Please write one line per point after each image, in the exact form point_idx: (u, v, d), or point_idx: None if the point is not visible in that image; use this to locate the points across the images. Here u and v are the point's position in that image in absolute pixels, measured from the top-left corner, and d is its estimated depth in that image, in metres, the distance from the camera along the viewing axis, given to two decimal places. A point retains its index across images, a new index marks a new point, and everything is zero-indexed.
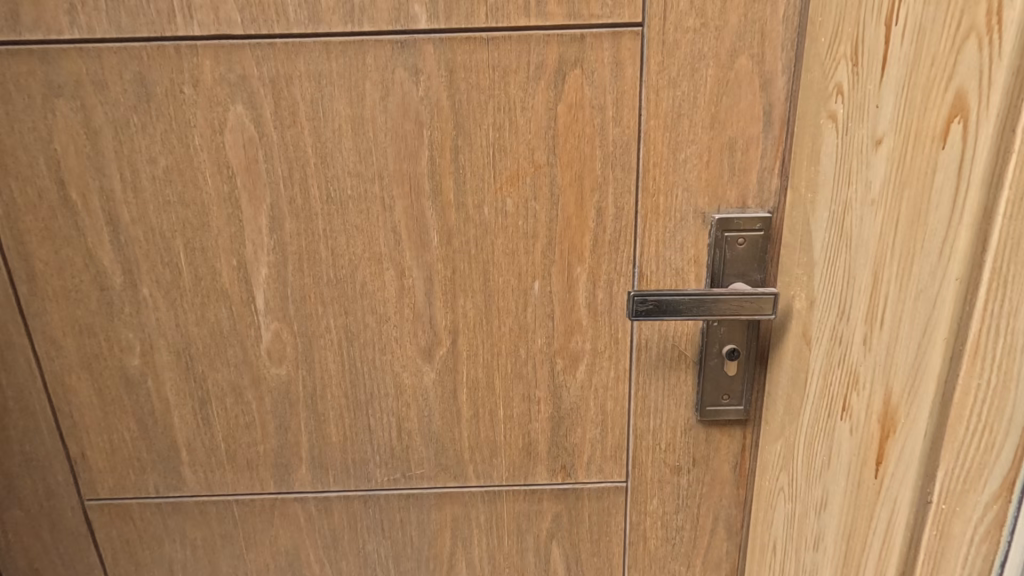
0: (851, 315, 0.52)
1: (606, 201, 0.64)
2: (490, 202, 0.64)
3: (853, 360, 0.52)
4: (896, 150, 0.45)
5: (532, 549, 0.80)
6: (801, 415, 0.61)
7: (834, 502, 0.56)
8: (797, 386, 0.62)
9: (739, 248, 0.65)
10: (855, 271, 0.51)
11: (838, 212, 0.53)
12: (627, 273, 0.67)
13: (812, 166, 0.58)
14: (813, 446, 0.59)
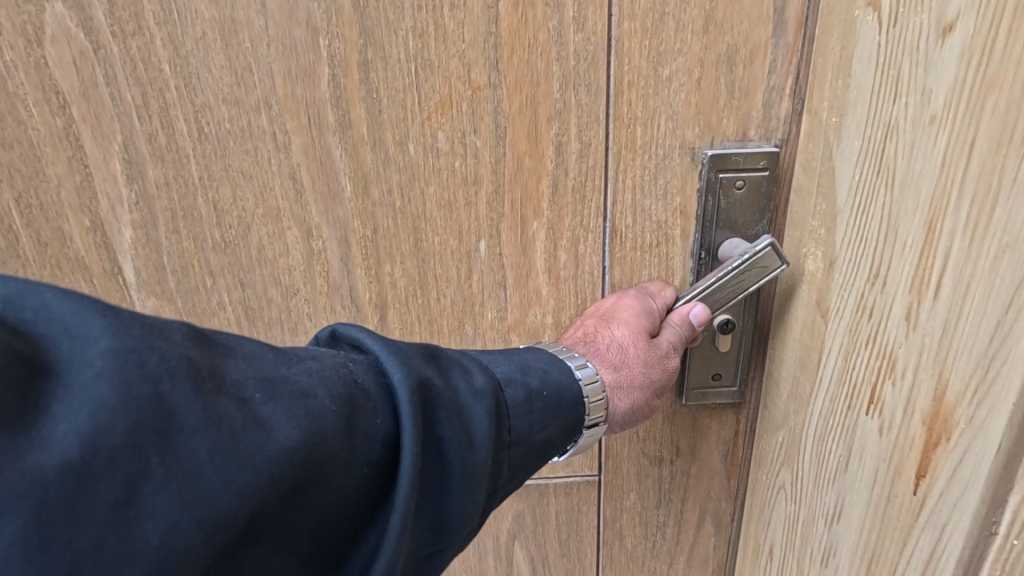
0: (888, 280, 0.39)
1: (568, 134, 0.49)
2: (416, 138, 0.49)
3: (887, 341, 0.39)
4: (982, 33, 0.31)
5: (491, 552, 0.69)
6: (810, 406, 0.49)
7: (851, 516, 0.45)
8: (807, 370, 0.49)
9: (737, 193, 0.51)
10: (897, 220, 0.38)
11: (877, 138, 0.39)
12: (596, 229, 0.53)
13: (840, 79, 0.42)
14: (824, 444, 0.47)
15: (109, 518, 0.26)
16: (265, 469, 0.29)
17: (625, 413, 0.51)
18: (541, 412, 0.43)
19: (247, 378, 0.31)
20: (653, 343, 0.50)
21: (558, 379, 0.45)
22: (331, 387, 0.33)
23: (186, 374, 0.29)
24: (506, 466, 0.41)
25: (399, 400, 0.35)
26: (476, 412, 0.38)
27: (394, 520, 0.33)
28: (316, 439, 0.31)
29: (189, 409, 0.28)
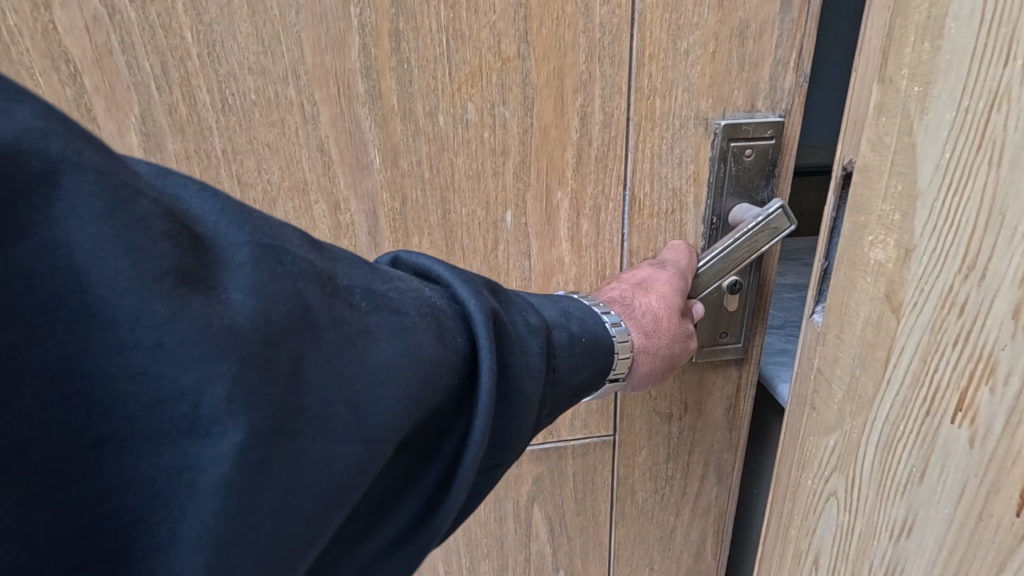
0: (991, 280, 0.30)
1: (592, 105, 0.51)
2: (446, 110, 0.50)
3: (986, 354, 0.31)
4: None
5: (511, 516, 0.72)
6: (862, 427, 0.40)
7: (922, 559, 0.37)
8: (871, 371, 0.38)
9: (746, 161, 0.55)
10: (1005, 203, 0.29)
11: (984, 101, 0.30)
12: (616, 197, 0.56)
13: (926, 42, 0.33)
14: (884, 473, 0.39)
15: (289, 386, 0.29)
16: (374, 373, 0.32)
17: (641, 377, 0.53)
18: (579, 356, 0.46)
19: (354, 286, 0.34)
20: (681, 321, 0.53)
21: (596, 326, 0.48)
22: (421, 305, 0.37)
23: (313, 275, 0.32)
24: (548, 402, 0.44)
25: (474, 327, 0.38)
26: (533, 346, 0.41)
27: (472, 429, 0.37)
28: (413, 346, 0.34)
29: (320, 307, 0.31)
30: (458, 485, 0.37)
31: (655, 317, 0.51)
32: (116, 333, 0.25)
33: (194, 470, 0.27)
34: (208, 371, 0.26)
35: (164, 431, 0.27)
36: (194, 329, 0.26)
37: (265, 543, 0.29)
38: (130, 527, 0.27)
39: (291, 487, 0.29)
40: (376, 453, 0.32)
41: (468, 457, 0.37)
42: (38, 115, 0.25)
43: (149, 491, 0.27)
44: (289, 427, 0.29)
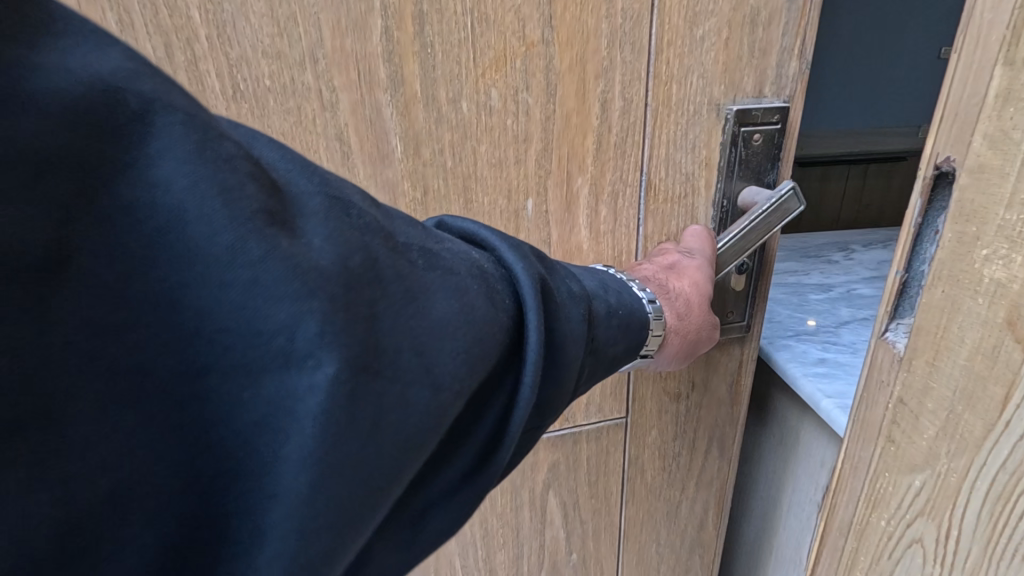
0: None
1: (613, 91, 0.52)
2: (469, 96, 0.48)
3: None
4: None
5: (527, 504, 0.72)
6: (962, 467, 0.38)
7: None
8: (977, 408, 0.37)
9: (754, 145, 0.57)
10: None
11: None
12: (633, 183, 0.56)
13: None
14: (990, 518, 0.37)
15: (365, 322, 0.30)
16: (436, 325, 0.33)
17: (664, 357, 0.54)
18: (613, 328, 0.45)
19: (411, 245, 0.35)
20: (707, 310, 0.55)
21: (632, 300, 0.48)
22: (471, 266, 0.37)
23: (377, 230, 0.33)
24: (587, 369, 0.44)
25: (522, 288, 0.38)
26: (575, 312, 0.41)
27: (519, 385, 0.37)
28: (466, 303, 0.35)
29: (385, 258, 0.32)
30: (504, 445, 0.38)
31: (684, 303, 0.52)
32: (215, 265, 0.27)
33: (290, 402, 0.28)
34: (300, 308, 0.28)
35: (260, 360, 0.28)
36: (284, 268, 0.27)
37: (348, 479, 0.29)
38: (234, 444, 0.29)
39: (373, 425, 0.30)
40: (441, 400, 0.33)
41: (513, 418, 0.37)
42: (127, 60, 0.27)
43: (254, 411, 0.28)
44: (376, 363, 0.30)
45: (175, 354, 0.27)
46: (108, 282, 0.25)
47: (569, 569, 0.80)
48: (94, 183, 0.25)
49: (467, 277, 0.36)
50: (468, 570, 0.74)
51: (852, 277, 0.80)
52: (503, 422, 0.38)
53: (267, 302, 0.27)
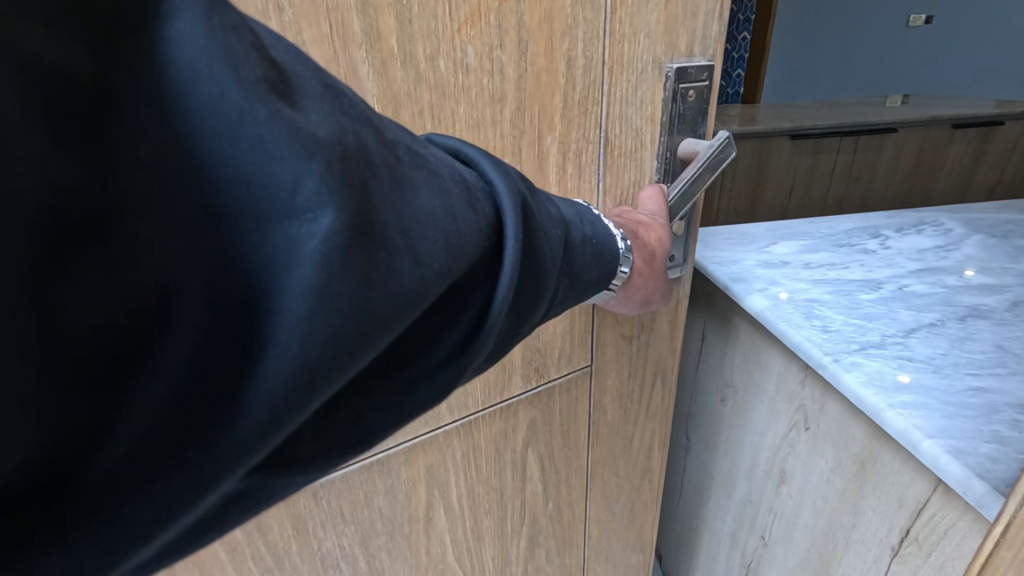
0: None
1: (576, 49, 0.53)
2: (446, 53, 0.46)
3: None
4: None
5: (509, 465, 0.74)
6: None
7: None
8: None
9: (689, 101, 0.63)
10: None
11: None
12: (594, 140, 0.59)
13: None
14: None
15: (366, 191, 0.27)
16: (422, 217, 0.30)
17: (621, 298, 0.57)
18: (580, 254, 0.45)
19: (398, 142, 0.32)
20: (663, 264, 0.58)
21: (604, 230, 0.48)
22: (453, 171, 0.35)
23: (367, 121, 0.30)
24: (559, 290, 0.43)
25: (502, 199, 0.35)
26: (553, 232, 0.40)
27: (496, 286, 0.34)
28: (452, 205, 0.32)
29: (373, 149, 0.29)
30: (475, 354, 0.35)
31: (648, 253, 0.55)
32: (227, 127, 0.24)
33: (280, 255, 0.25)
34: (304, 165, 0.25)
35: (251, 208, 0.24)
36: (285, 130, 0.24)
37: (328, 348, 0.26)
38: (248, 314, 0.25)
39: (359, 303, 0.26)
40: (429, 290, 0.30)
41: (487, 327, 0.34)
42: None
43: (247, 262, 0.25)
44: (366, 235, 0.27)
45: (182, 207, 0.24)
46: (126, 110, 0.23)
47: (547, 519, 0.84)
48: (115, 27, 0.22)
49: (447, 175, 0.34)
50: (458, 543, 0.74)
51: (898, 273, 0.75)
52: (474, 333, 0.35)
53: (272, 157, 0.24)
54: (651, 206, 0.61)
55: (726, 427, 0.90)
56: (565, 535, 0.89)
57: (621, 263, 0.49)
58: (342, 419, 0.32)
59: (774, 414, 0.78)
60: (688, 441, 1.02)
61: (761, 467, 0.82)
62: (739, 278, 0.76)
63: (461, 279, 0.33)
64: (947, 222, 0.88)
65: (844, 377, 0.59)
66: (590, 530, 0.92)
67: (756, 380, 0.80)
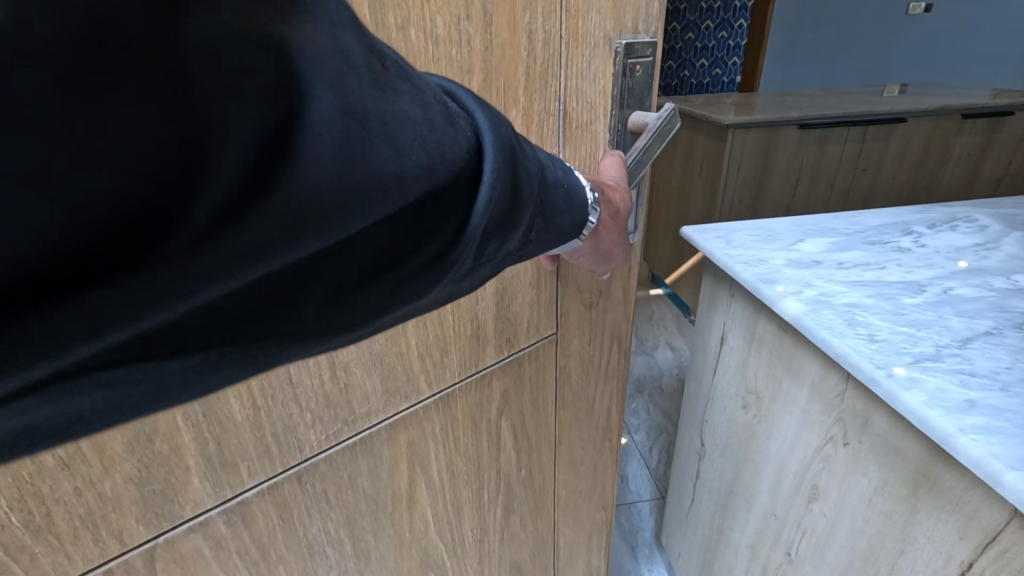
0: None
1: (536, 23, 0.55)
2: (417, 23, 0.47)
3: None
4: None
5: (484, 435, 0.76)
6: None
7: None
8: None
9: (636, 75, 0.67)
10: None
11: None
12: (554, 112, 0.62)
13: None
14: None
15: (353, 84, 0.28)
16: (405, 124, 0.31)
17: (584, 253, 0.60)
18: (554, 198, 0.43)
19: (387, 56, 0.32)
20: (622, 223, 0.61)
21: (577, 182, 0.47)
22: (436, 93, 0.34)
23: (359, 29, 0.29)
24: (535, 231, 0.43)
25: (482, 123, 0.35)
26: (532, 167, 0.40)
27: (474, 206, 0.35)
28: (435, 120, 0.33)
29: (363, 53, 0.29)
30: (448, 268, 0.36)
31: (610, 212, 0.58)
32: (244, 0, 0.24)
33: (271, 127, 0.25)
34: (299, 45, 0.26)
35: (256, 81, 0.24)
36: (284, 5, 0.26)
37: (305, 211, 0.27)
38: (245, 184, 0.25)
39: (339, 180, 0.28)
40: (406, 191, 0.31)
41: (464, 243, 0.35)
42: None
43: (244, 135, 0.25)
44: (349, 124, 0.28)
45: (184, 72, 0.23)
46: None
47: (520, 485, 0.87)
48: None
49: (431, 93, 0.34)
50: (439, 518, 0.75)
51: (940, 274, 0.76)
52: (449, 249, 0.35)
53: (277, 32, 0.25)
54: (612, 170, 0.64)
55: (752, 436, 0.92)
56: (537, 501, 0.92)
57: (592, 212, 0.49)
58: (319, 320, 0.32)
59: (807, 427, 0.79)
60: (711, 446, 1.06)
61: (790, 482, 0.83)
62: (769, 281, 0.78)
63: (443, 194, 0.33)
64: (982, 219, 0.92)
65: (904, 397, 0.57)
66: (558, 493, 0.96)
67: (788, 391, 0.82)
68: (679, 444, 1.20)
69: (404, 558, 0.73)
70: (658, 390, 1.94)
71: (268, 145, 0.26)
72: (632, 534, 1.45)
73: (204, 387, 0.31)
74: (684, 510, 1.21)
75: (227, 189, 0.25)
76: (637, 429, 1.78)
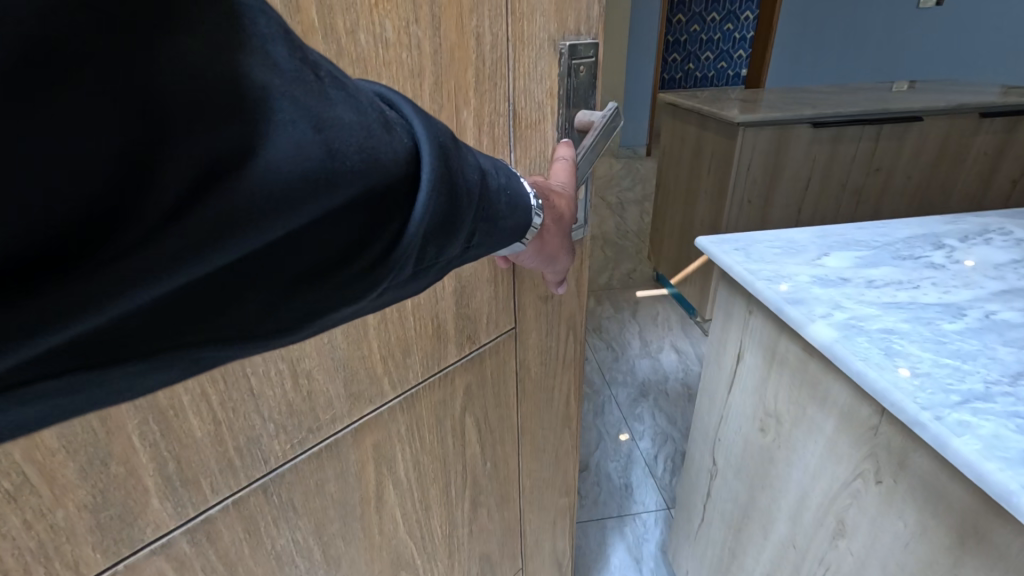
0: None
1: (483, 26, 0.57)
2: (366, 27, 0.47)
3: None
4: None
5: (450, 431, 0.77)
6: None
7: None
8: None
9: (580, 76, 0.69)
10: None
11: None
12: (504, 113, 0.63)
13: None
14: None
15: (280, 97, 0.29)
16: (339, 134, 0.32)
17: (532, 255, 0.62)
18: (496, 202, 0.45)
19: (322, 65, 0.33)
20: (567, 225, 0.63)
21: (519, 186, 0.48)
22: (373, 100, 0.36)
23: (289, 40, 0.31)
24: (478, 233, 0.44)
25: (419, 131, 0.37)
26: (473, 172, 0.42)
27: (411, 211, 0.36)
28: (372, 129, 0.34)
29: (292, 64, 0.30)
30: (390, 270, 0.38)
31: (555, 215, 0.60)
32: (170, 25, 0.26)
33: (198, 139, 0.27)
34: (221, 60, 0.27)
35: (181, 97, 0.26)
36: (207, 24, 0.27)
37: (236, 219, 0.28)
38: (179, 196, 0.27)
39: (271, 190, 0.29)
40: (340, 198, 0.32)
41: (402, 246, 0.37)
42: None
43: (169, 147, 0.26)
44: (277, 135, 0.29)
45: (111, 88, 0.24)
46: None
47: (486, 478, 0.89)
48: None
49: (368, 102, 0.35)
50: (408, 517, 0.76)
51: (978, 295, 0.76)
52: (388, 252, 0.37)
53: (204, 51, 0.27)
54: (558, 175, 0.66)
55: (771, 461, 0.92)
56: (503, 491, 0.94)
57: (535, 216, 0.50)
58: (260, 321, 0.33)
59: (834, 459, 0.78)
60: (726, 466, 1.07)
61: (814, 515, 0.83)
62: (797, 303, 0.77)
63: (381, 201, 0.35)
64: (1017, 231, 0.93)
65: (957, 444, 0.55)
66: (523, 481, 0.99)
67: (812, 419, 0.81)
68: (693, 462, 1.21)
69: (375, 560, 0.73)
70: (662, 393, 2.00)
71: (200, 158, 0.27)
72: (636, 546, 1.51)
73: (143, 386, 0.32)
74: (700, 529, 1.22)
75: (154, 195, 0.26)
76: (641, 436, 1.84)
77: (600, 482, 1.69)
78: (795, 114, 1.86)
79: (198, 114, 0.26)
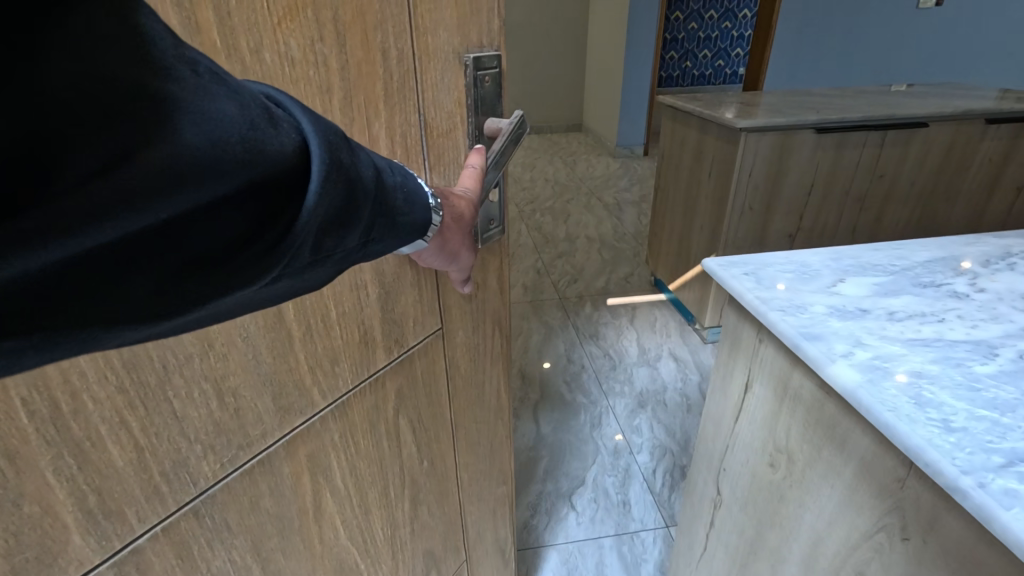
0: None
1: (388, 42, 0.59)
2: (270, 46, 0.48)
3: None
4: None
5: (385, 434, 0.79)
6: None
7: None
8: None
9: (486, 86, 0.73)
10: None
11: None
12: (416, 124, 0.66)
13: None
14: None
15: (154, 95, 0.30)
16: (220, 129, 0.33)
17: (430, 253, 0.65)
18: (392, 197, 0.48)
19: (202, 63, 0.34)
20: (467, 228, 0.67)
21: (416, 184, 0.52)
22: (259, 99, 0.37)
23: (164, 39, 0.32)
24: (376, 226, 0.47)
25: (306, 128, 0.39)
26: (366, 169, 0.44)
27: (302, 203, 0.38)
28: (258, 126, 0.35)
29: (167, 61, 0.31)
30: (284, 260, 0.39)
31: (454, 216, 0.64)
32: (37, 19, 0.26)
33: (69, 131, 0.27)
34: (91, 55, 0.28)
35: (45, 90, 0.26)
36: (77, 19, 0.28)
37: (112, 208, 0.29)
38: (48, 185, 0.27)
39: (148, 181, 0.30)
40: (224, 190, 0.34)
41: (294, 236, 0.38)
42: None
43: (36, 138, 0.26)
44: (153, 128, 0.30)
45: None
46: None
47: (424, 476, 0.91)
48: None
49: (253, 101, 0.37)
50: (348, 522, 0.77)
51: (1007, 332, 0.72)
52: (280, 243, 0.38)
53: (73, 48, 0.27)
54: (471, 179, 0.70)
55: (781, 500, 0.87)
56: (442, 487, 0.97)
57: (433, 214, 0.54)
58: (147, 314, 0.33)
59: (854, 508, 0.72)
60: (734, 495, 1.02)
61: (829, 563, 0.78)
62: (814, 339, 0.73)
63: (271, 192, 0.36)
64: None
65: (1007, 518, 0.49)
66: (461, 475, 1.02)
67: (828, 462, 0.76)
68: (697, 488, 1.17)
69: (318, 569, 0.73)
70: (661, 404, 2.10)
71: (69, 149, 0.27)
72: (635, 566, 1.57)
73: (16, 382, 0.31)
74: (706, 557, 1.17)
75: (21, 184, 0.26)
76: (640, 450, 1.92)
77: (598, 498, 1.76)
78: (796, 118, 1.99)
79: (72, 100, 0.27)
